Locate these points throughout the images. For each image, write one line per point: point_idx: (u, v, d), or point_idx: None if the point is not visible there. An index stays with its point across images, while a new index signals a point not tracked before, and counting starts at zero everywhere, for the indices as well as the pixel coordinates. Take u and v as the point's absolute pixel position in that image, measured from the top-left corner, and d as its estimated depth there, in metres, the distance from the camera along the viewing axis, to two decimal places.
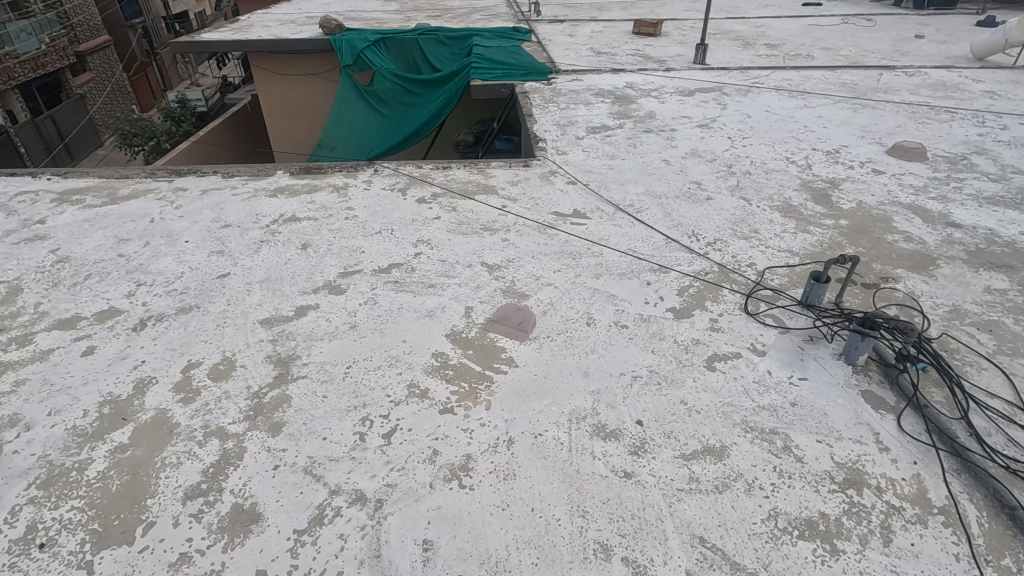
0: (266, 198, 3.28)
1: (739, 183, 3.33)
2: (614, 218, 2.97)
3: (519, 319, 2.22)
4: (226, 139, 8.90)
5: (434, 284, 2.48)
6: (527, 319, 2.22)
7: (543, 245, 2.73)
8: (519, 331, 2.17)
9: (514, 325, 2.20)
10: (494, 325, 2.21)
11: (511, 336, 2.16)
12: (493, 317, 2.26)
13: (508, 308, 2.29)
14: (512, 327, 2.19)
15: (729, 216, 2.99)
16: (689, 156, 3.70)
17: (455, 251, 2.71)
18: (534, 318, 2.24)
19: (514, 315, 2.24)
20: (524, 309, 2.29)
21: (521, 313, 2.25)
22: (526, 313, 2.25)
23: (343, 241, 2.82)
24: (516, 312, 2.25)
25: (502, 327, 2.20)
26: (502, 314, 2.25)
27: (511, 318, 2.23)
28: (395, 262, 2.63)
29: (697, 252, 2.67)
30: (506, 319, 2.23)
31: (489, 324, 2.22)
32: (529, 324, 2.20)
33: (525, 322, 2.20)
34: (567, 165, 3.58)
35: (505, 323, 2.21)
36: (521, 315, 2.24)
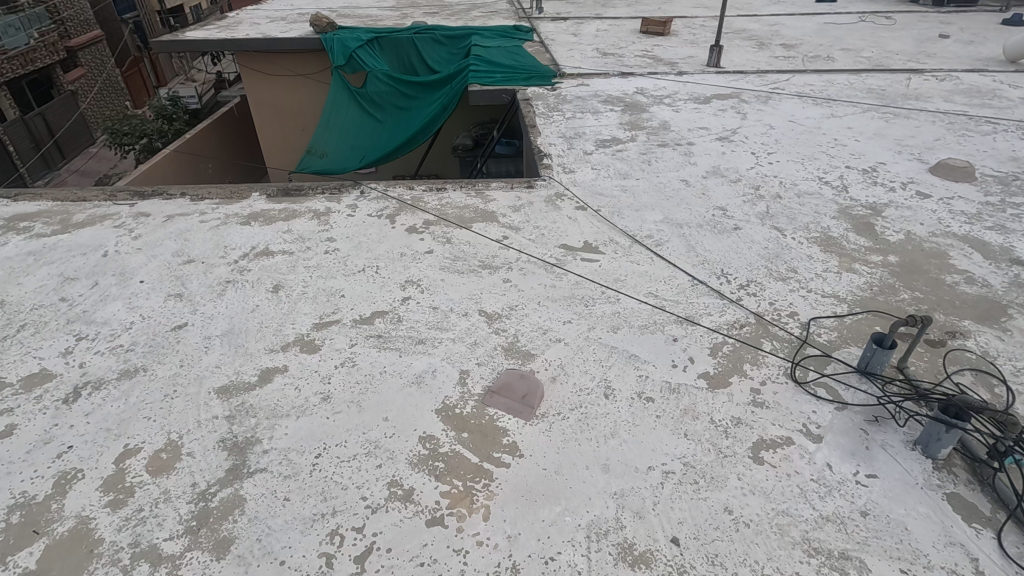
0: (237, 225, 2.91)
1: (769, 209, 2.97)
2: (631, 253, 2.60)
3: (523, 393, 1.85)
4: (213, 144, 8.45)
5: (424, 340, 2.12)
6: (533, 393, 1.85)
7: (550, 288, 2.37)
8: (524, 409, 1.81)
9: (517, 400, 1.83)
10: (493, 396, 1.85)
11: (513, 414, 1.80)
12: (493, 386, 1.89)
13: (512, 375, 1.92)
14: (515, 403, 1.83)
15: (761, 250, 2.62)
16: (711, 175, 3.33)
17: (449, 295, 2.35)
18: (542, 391, 1.87)
19: (518, 383, 1.89)
20: (530, 376, 1.92)
21: (526, 384, 1.88)
22: (531, 380, 1.90)
23: (320, 281, 2.46)
24: (520, 380, 1.90)
25: (504, 400, 1.84)
26: (504, 382, 1.90)
27: (515, 390, 1.86)
28: (380, 311, 2.27)
29: (728, 298, 2.31)
30: (508, 391, 1.86)
31: (487, 398, 1.85)
32: (535, 400, 1.84)
33: (531, 398, 1.84)
34: (575, 186, 3.21)
35: (506, 394, 1.85)
36: (525, 384, 1.88)
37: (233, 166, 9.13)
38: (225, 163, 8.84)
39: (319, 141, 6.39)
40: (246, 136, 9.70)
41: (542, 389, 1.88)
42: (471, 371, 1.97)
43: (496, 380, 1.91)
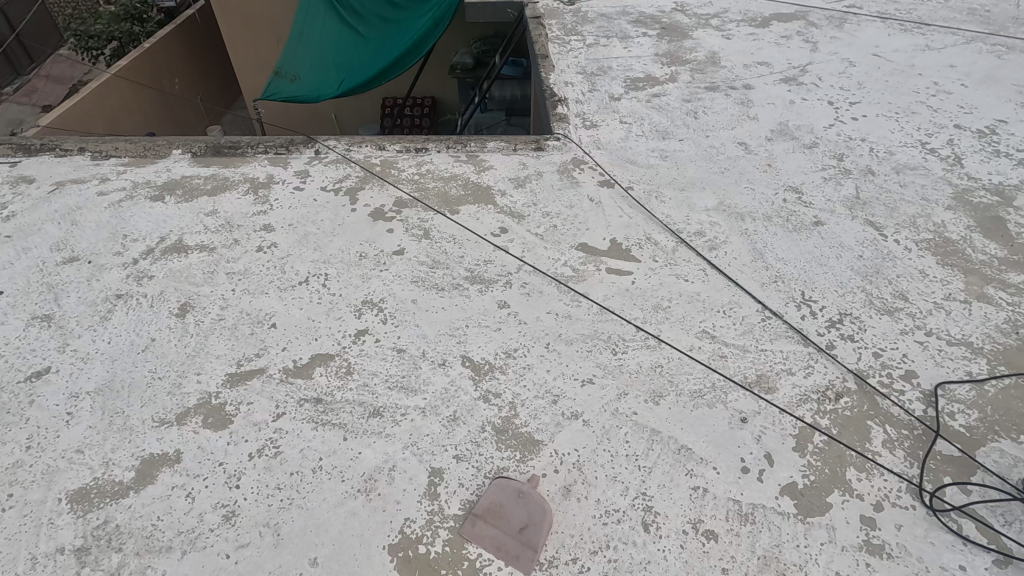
0: (146, 200, 2.18)
1: (859, 193, 2.21)
2: (674, 263, 1.90)
3: (520, 522, 1.24)
4: (175, 53, 7.34)
5: (383, 410, 1.48)
6: (538, 522, 1.24)
7: (563, 322, 1.70)
8: (519, 550, 1.21)
9: (511, 534, 1.23)
10: (480, 524, 1.25)
11: (504, 558, 1.20)
12: (478, 505, 1.28)
13: (506, 489, 1.29)
14: (507, 538, 1.22)
15: (854, 261, 1.91)
16: (777, 136, 2.53)
17: (423, 330, 1.68)
18: (551, 518, 1.25)
19: (514, 506, 1.26)
20: (530, 492, 1.29)
21: (525, 507, 1.26)
22: (536, 502, 1.27)
23: (245, 299, 1.78)
24: (518, 499, 1.28)
25: (494, 532, 1.23)
26: (494, 500, 1.28)
27: (508, 517, 1.25)
28: (325, 355, 1.62)
29: (814, 346, 1.64)
30: (499, 517, 1.25)
31: (467, 526, 1.25)
32: (538, 535, 1.23)
33: (533, 531, 1.23)
34: (599, 150, 2.43)
35: (500, 521, 1.25)
36: (527, 508, 1.26)
37: (202, 79, 8.04)
38: (192, 76, 7.76)
39: (293, 61, 5.40)
40: (217, 43, 8.51)
41: (550, 511, 1.26)
42: (447, 470, 1.35)
43: (482, 499, 1.29)
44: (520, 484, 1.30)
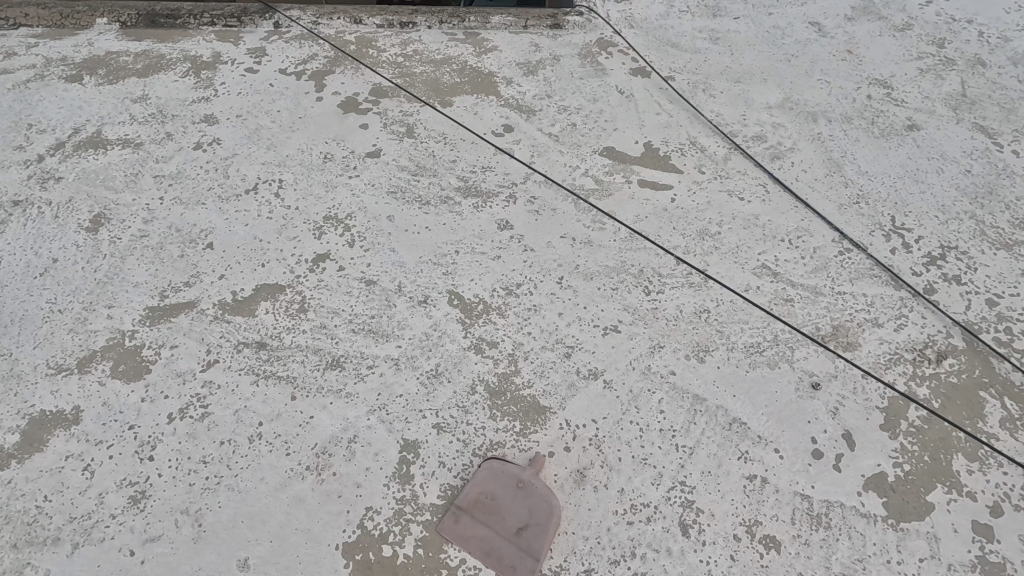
0: (59, 81, 1.73)
1: (967, 89, 1.71)
2: (726, 177, 1.48)
3: (516, 520, 0.94)
4: None
5: (344, 361, 1.14)
6: (541, 521, 0.94)
7: (580, 250, 1.32)
8: (516, 559, 0.91)
9: (506, 536, 0.93)
10: (464, 521, 0.95)
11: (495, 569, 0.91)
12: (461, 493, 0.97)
13: (499, 474, 0.98)
14: (499, 541, 0.93)
15: (960, 178, 1.47)
16: (860, 14, 1.98)
17: (401, 256, 1.31)
18: (557, 515, 0.94)
19: (509, 499, 0.96)
20: (533, 477, 0.98)
21: (524, 500, 0.96)
22: (539, 494, 0.96)
23: (175, 211, 1.39)
24: (515, 489, 0.97)
25: (482, 532, 0.94)
26: (483, 489, 0.97)
27: (502, 513, 0.95)
28: (274, 286, 1.26)
29: (908, 289, 1.26)
30: (490, 513, 0.95)
31: (446, 522, 0.95)
32: (540, 539, 0.92)
33: (533, 533, 0.93)
34: (632, 28, 1.91)
35: (490, 518, 0.95)
36: (526, 502, 0.95)
37: None
38: None
39: None
40: None
41: (556, 506, 0.95)
42: (423, 444, 1.04)
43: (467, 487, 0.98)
44: (518, 468, 0.98)
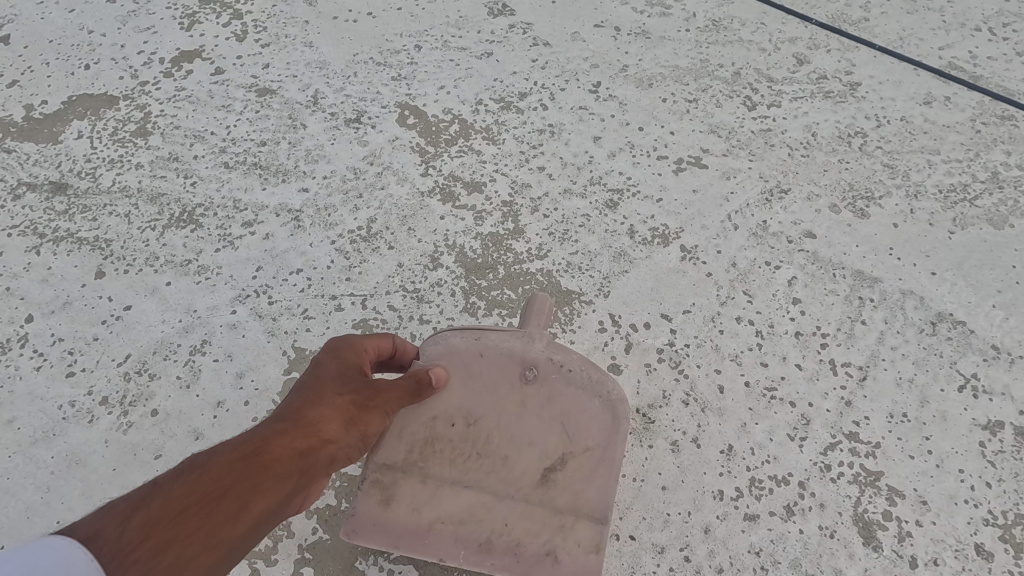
0: None
1: None
2: None
3: (535, 456, 0.45)
4: None
5: (201, 214, 0.63)
6: (594, 443, 0.45)
7: (628, 44, 0.77)
8: (555, 539, 0.44)
9: (520, 495, 0.45)
10: (411, 493, 0.45)
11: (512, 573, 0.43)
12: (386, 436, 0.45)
13: (468, 373, 0.46)
14: (508, 511, 0.44)
15: None
16: None
17: (321, 53, 0.77)
18: (623, 421, 0.45)
19: (507, 416, 0.46)
20: (555, 355, 0.46)
21: (540, 412, 0.46)
22: (573, 387, 0.46)
23: None
24: (517, 390, 0.46)
25: (463, 499, 0.45)
26: (439, 411, 0.46)
27: (497, 451, 0.45)
28: (98, 98, 0.73)
29: None
30: (474, 454, 0.45)
31: (364, 510, 0.44)
32: (599, 481, 0.45)
33: (581, 472, 0.45)
34: None
35: (475, 468, 0.45)
36: (551, 411, 0.45)
37: None
38: None
39: None
40: None
41: (615, 404, 0.46)
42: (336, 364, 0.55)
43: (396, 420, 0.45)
44: (512, 344, 0.46)
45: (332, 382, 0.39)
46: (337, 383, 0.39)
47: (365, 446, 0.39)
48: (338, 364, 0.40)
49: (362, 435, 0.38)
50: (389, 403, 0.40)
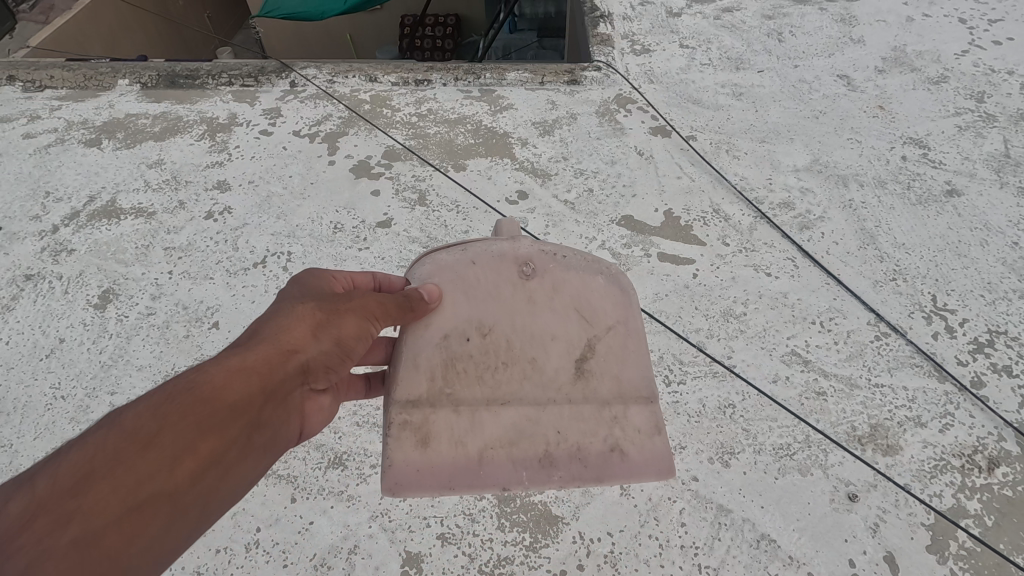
0: (78, 146, 1.76)
1: (1011, 148, 1.62)
2: (752, 249, 1.40)
3: (557, 349, 0.90)
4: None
5: (347, 459, 1.10)
6: (596, 322, 0.91)
7: None
8: (606, 422, 0.87)
9: (565, 387, 0.89)
10: (446, 417, 0.86)
11: (574, 448, 0.86)
12: (433, 364, 0.87)
13: (486, 295, 0.91)
14: (551, 403, 0.88)
15: (1006, 251, 1.38)
16: (891, 67, 1.92)
17: None
18: (616, 294, 0.92)
19: (528, 311, 0.91)
20: (540, 268, 0.92)
21: (565, 305, 0.92)
22: (554, 276, 0.92)
23: (182, 286, 1.37)
24: (516, 287, 0.91)
25: (519, 401, 0.88)
26: (463, 332, 0.89)
27: (532, 356, 0.90)
28: None
29: (953, 382, 1.16)
30: (508, 357, 0.89)
31: (411, 449, 0.83)
32: (619, 352, 0.91)
33: (590, 348, 0.90)
34: (651, 83, 1.88)
35: (512, 371, 0.89)
36: (550, 303, 0.91)
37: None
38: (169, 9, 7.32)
39: None
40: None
41: (598, 280, 0.93)
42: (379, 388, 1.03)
43: (425, 343, 0.88)
44: (503, 255, 0.92)
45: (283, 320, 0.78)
46: (301, 306, 0.80)
47: (327, 342, 0.79)
48: (301, 309, 0.80)
49: (321, 336, 0.79)
50: (356, 309, 0.82)
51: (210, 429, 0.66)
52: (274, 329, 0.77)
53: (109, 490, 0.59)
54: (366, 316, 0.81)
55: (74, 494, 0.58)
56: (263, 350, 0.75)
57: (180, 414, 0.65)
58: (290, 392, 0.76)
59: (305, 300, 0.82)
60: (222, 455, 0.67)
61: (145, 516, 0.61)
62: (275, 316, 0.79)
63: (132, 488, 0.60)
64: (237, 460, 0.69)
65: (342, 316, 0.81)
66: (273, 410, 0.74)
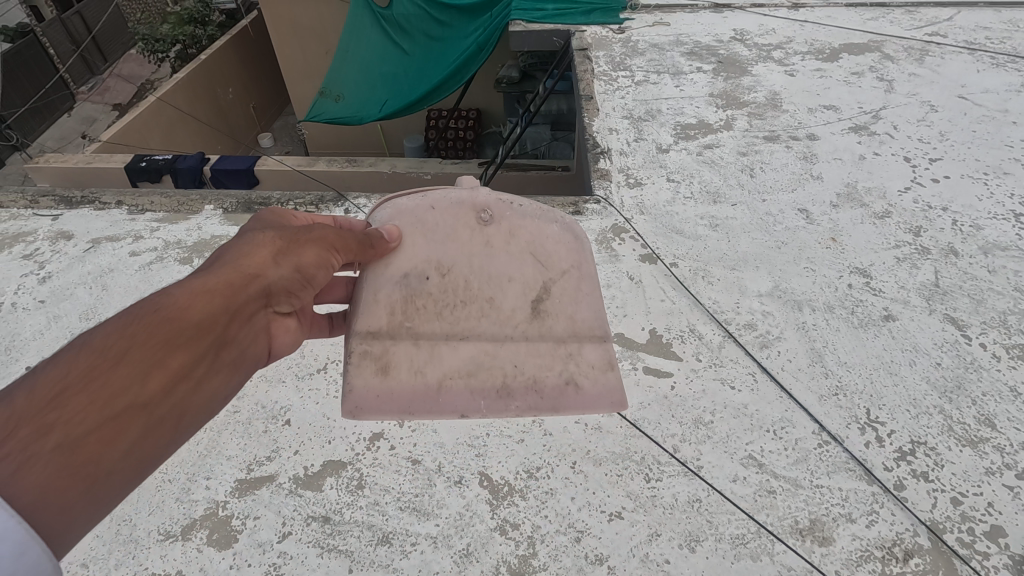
0: (174, 264, 2.16)
1: (940, 279, 1.95)
2: (720, 365, 1.71)
3: (513, 286, 1.28)
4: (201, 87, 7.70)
5: (392, 537, 1.39)
6: (551, 263, 1.30)
7: (591, 435, 1.55)
8: (557, 355, 1.31)
9: (518, 321, 1.29)
10: (402, 348, 1.27)
11: (525, 362, 1.29)
12: (394, 298, 1.25)
13: (445, 238, 1.26)
14: (503, 335, 1.29)
15: (930, 371, 1.68)
16: (844, 202, 2.29)
17: (440, 436, 1.57)
18: (568, 240, 1.30)
19: (487, 253, 1.27)
20: (497, 220, 1.28)
21: (522, 250, 1.28)
22: (509, 222, 1.28)
23: (259, 388, 1.71)
24: (474, 229, 1.27)
25: (481, 328, 1.28)
26: (423, 272, 1.26)
27: (490, 295, 1.27)
28: (337, 462, 1.53)
29: (879, 485, 1.44)
30: (469, 294, 1.27)
31: (368, 373, 1.25)
32: (568, 288, 1.31)
33: (546, 286, 1.30)
34: (641, 215, 2.27)
35: (469, 306, 1.27)
36: (509, 248, 1.28)
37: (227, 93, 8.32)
38: (220, 102, 8.17)
39: (334, 80, 5.48)
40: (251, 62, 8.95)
41: (554, 227, 1.30)
42: (337, 327, 1.45)
43: (388, 279, 1.25)
44: (462, 203, 1.26)
45: (249, 257, 1.15)
46: (263, 245, 1.17)
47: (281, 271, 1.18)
48: (267, 250, 1.17)
49: (277, 266, 1.17)
50: (305, 244, 1.18)
51: (176, 349, 1.01)
52: (236, 260, 1.14)
53: (95, 400, 0.89)
54: (320, 247, 1.18)
55: (52, 407, 0.85)
56: (227, 279, 1.11)
57: (149, 338, 0.98)
58: (251, 313, 1.15)
59: (260, 235, 1.19)
60: (190, 369, 1.03)
61: (135, 416, 0.93)
62: (236, 251, 1.15)
63: (112, 397, 0.91)
64: (205, 368, 1.06)
65: (300, 249, 1.18)
66: (232, 328, 1.12)
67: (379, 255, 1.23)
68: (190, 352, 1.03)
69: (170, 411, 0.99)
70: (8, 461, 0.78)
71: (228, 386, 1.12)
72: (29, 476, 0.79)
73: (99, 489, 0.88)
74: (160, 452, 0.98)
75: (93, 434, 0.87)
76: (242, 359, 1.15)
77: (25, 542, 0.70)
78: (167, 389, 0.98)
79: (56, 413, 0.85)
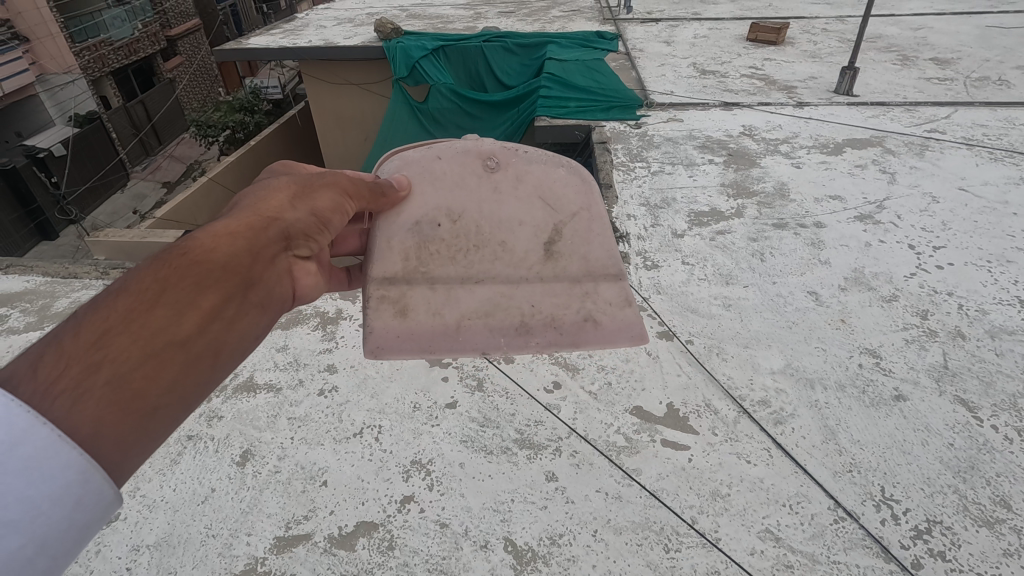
0: None
1: (948, 361, 2.03)
2: (736, 439, 1.79)
3: (524, 230, 1.25)
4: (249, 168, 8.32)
5: None
6: (562, 206, 1.26)
7: (612, 504, 1.62)
8: (575, 298, 1.29)
9: (530, 263, 1.26)
10: (419, 291, 1.26)
11: (542, 305, 1.28)
12: (408, 245, 1.23)
13: (452, 185, 1.23)
14: (518, 278, 1.27)
15: (943, 451, 1.73)
16: (852, 285, 2.42)
17: (468, 500, 1.66)
18: (577, 181, 1.25)
19: (495, 200, 1.24)
20: (506, 167, 1.25)
21: (531, 192, 1.24)
22: (517, 169, 1.25)
23: (299, 449, 1.83)
24: (483, 176, 1.24)
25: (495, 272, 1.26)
26: (436, 220, 1.23)
27: (502, 239, 1.25)
28: (371, 523, 1.62)
29: (896, 562, 1.47)
30: (481, 242, 1.24)
31: (389, 315, 1.25)
32: (580, 228, 1.27)
33: (558, 228, 1.26)
34: (659, 295, 2.42)
35: (481, 252, 1.25)
36: (518, 192, 1.24)
37: None
38: None
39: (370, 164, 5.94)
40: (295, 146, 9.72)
41: (562, 169, 1.25)
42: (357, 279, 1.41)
43: (402, 227, 1.23)
44: (468, 151, 1.24)
45: (271, 203, 1.11)
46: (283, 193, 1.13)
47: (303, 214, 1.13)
48: (287, 195, 1.13)
49: (299, 210, 1.12)
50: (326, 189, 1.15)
51: (208, 286, 0.95)
52: (259, 205, 1.10)
53: (128, 341, 0.83)
54: (336, 191, 1.14)
55: (97, 348, 0.81)
56: (247, 219, 1.06)
57: (179, 275, 0.92)
58: (276, 254, 1.08)
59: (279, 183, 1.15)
60: (223, 307, 0.96)
61: (168, 355, 0.87)
62: (258, 199, 1.11)
63: (152, 334, 0.86)
64: (237, 307, 0.99)
65: (316, 193, 1.14)
66: (261, 268, 1.05)
67: (391, 204, 1.21)
68: (224, 289, 0.97)
69: (207, 349, 0.93)
70: (58, 402, 0.74)
71: (260, 328, 1.05)
72: (80, 413, 0.75)
73: (152, 426, 0.83)
74: (204, 391, 0.92)
75: (137, 372, 0.83)
76: (276, 300, 1.08)
77: (87, 472, 0.71)
78: (203, 325, 0.92)
79: (101, 353, 0.81)
